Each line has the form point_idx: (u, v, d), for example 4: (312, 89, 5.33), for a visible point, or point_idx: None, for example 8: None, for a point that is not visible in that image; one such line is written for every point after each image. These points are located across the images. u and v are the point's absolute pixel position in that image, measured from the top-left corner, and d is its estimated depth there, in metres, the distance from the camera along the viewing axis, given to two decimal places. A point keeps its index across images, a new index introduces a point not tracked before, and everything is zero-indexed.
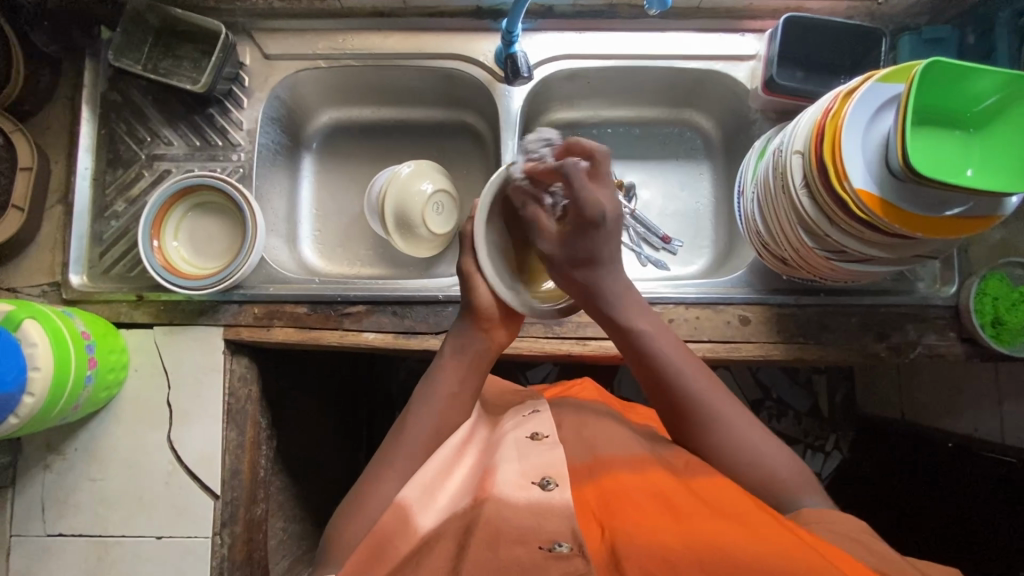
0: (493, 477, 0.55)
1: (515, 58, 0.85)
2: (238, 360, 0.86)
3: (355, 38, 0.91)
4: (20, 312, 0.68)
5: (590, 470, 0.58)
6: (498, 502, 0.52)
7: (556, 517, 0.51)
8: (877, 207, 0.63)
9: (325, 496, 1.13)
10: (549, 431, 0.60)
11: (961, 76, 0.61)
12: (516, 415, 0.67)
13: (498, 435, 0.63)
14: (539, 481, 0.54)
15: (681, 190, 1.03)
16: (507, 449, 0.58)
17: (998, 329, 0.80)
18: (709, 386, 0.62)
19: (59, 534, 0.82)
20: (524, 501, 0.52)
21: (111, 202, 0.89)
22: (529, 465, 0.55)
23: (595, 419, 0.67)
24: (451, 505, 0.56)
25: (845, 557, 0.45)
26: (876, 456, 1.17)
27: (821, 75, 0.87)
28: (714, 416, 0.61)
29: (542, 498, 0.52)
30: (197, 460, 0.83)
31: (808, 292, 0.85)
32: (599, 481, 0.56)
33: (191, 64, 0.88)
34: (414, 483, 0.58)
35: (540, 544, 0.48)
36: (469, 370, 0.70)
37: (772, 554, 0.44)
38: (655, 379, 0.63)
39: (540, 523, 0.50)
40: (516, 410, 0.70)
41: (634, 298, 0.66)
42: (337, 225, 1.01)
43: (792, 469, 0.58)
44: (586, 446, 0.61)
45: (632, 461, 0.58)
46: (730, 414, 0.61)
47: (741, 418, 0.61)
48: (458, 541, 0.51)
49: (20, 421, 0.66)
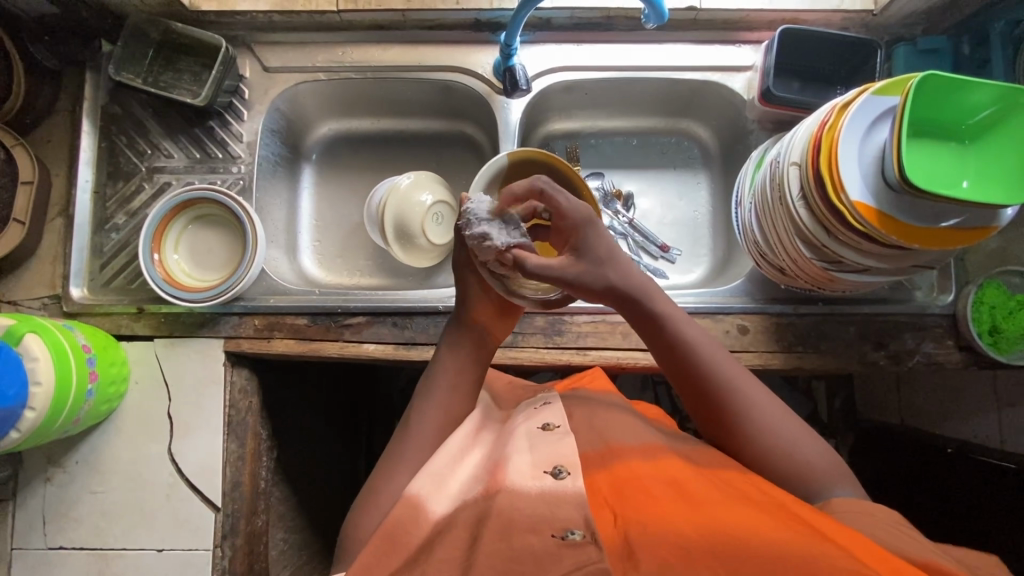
0: (505, 468, 0.55)
1: (513, 71, 0.85)
2: (238, 371, 0.86)
3: (354, 50, 0.91)
4: (22, 326, 0.68)
5: (602, 458, 0.58)
6: (512, 493, 0.52)
7: (569, 504, 0.50)
8: (873, 219, 0.64)
9: (326, 506, 1.13)
10: (560, 421, 0.60)
11: (956, 89, 0.62)
12: (527, 408, 0.67)
13: (512, 424, 0.64)
14: (551, 470, 0.53)
15: (679, 199, 1.03)
16: (518, 440, 0.58)
17: (995, 337, 0.80)
18: (739, 376, 0.62)
19: (60, 547, 0.82)
20: (537, 490, 0.51)
21: (112, 215, 0.90)
22: (541, 456, 0.55)
23: (605, 408, 0.67)
24: (462, 494, 0.55)
25: (862, 546, 0.44)
26: (875, 462, 1.17)
27: (817, 86, 0.88)
28: (748, 410, 0.60)
29: (555, 486, 0.51)
30: (198, 472, 0.83)
31: (807, 301, 0.85)
32: (611, 469, 0.57)
33: (191, 77, 0.88)
34: (423, 471, 0.57)
35: (552, 533, 0.48)
36: (465, 372, 0.70)
37: (791, 544, 0.44)
38: (690, 377, 0.62)
39: (554, 511, 0.49)
40: (527, 401, 0.70)
41: (661, 293, 0.64)
42: (337, 237, 1.01)
43: (796, 469, 0.58)
44: (599, 435, 0.62)
45: (642, 449, 0.58)
46: (768, 408, 0.60)
47: (772, 407, 0.60)
48: (470, 531, 0.50)
49: (22, 436, 0.66)
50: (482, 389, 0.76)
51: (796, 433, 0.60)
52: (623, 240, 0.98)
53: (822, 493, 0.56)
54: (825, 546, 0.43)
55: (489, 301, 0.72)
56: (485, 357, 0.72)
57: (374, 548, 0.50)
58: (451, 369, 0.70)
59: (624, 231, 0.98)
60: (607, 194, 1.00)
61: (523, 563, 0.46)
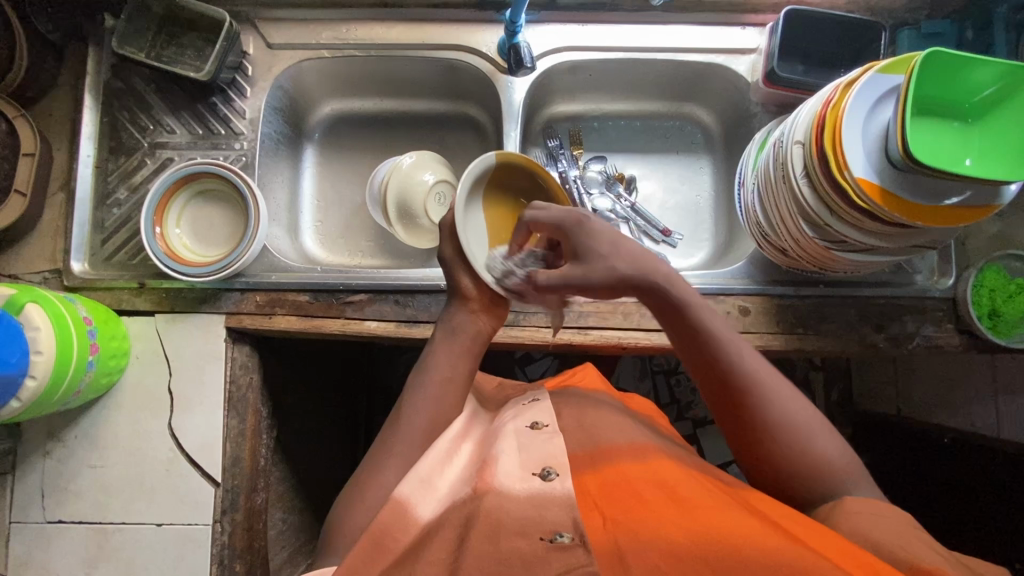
0: (493, 469, 0.55)
1: (518, 48, 0.85)
2: (240, 348, 0.86)
3: (359, 28, 0.91)
4: (23, 296, 0.68)
5: (591, 460, 0.58)
6: (501, 495, 0.52)
7: (557, 506, 0.50)
8: (877, 196, 0.64)
9: (324, 487, 1.13)
10: (548, 420, 0.60)
11: (960, 67, 0.62)
12: (517, 404, 0.68)
13: (500, 422, 0.64)
14: (540, 471, 0.54)
15: (681, 183, 1.03)
16: (507, 440, 0.58)
17: (994, 320, 0.81)
18: (760, 368, 0.58)
19: (59, 521, 0.82)
20: (525, 494, 0.52)
21: (113, 190, 0.89)
22: (531, 457, 0.56)
23: (594, 407, 0.68)
24: (451, 495, 0.55)
25: (852, 557, 0.44)
26: (872, 450, 1.18)
27: (824, 69, 0.87)
28: (768, 402, 0.58)
29: (544, 488, 0.52)
30: (198, 448, 0.83)
31: (808, 284, 0.85)
32: (599, 471, 0.57)
33: (195, 52, 0.88)
34: (413, 474, 0.56)
35: (541, 536, 0.48)
36: (464, 355, 0.69)
37: (782, 553, 0.44)
38: (706, 361, 0.59)
39: (541, 514, 0.50)
40: (516, 400, 0.70)
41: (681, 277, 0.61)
42: (339, 217, 1.01)
43: None
44: (587, 435, 0.62)
45: (631, 450, 0.59)
46: (787, 400, 0.58)
47: (788, 400, 0.58)
48: (462, 530, 0.50)
49: (22, 405, 0.66)
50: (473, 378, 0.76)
51: (810, 419, 0.58)
52: (625, 224, 0.99)
53: (816, 483, 0.57)
54: (812, 556, 0.43)
55: (479, 290, 0.71)
56: (479, 348, 0.70)
57: (370, 534, 0.49)
58: (448, 346, 0.69)
59: (627, 215, 0.99)
60: (610, 176, 1.01)
61: (513, 566, 0.46)
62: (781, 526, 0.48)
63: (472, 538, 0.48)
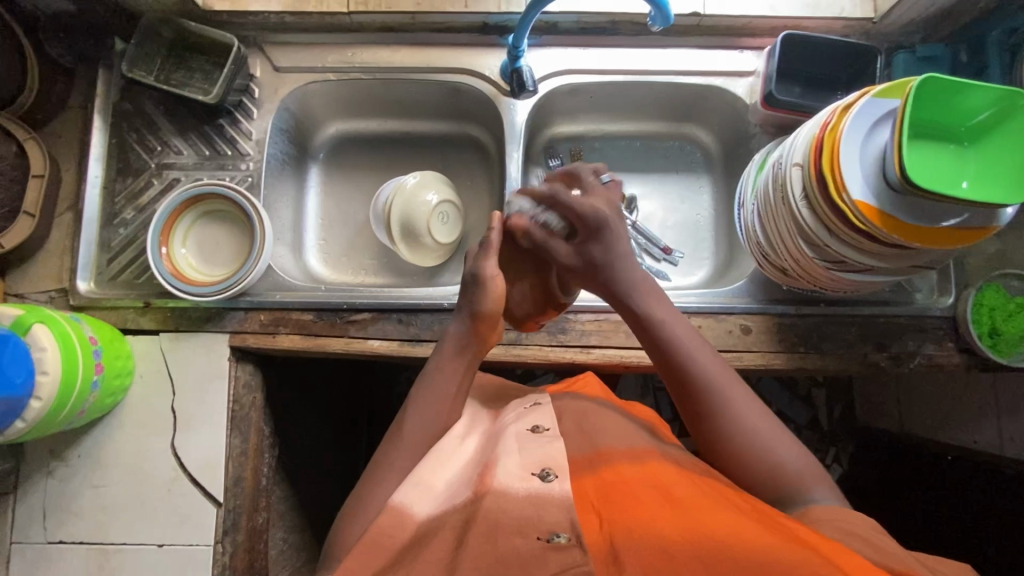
0: (494, 470, 0.54)
1: (521, 72, 0.88)
2: (243, 367, 0.86)
3: (363, 52, 0.93)
4: (30, 316, 0.68)
5: (590, 462, 0.58)
6: (499, 495, 0.51)
7: (555, 506, 0.50)
8: (875, 218, 0.64)
9: (325, 507, 1.12)
10: (549, 423, 0.61)
11: (954, 90, 0.63)
12: (518, 406, 0.68)
13: (500, 424, 0.65)
14: (539, 472, 0.53)
15: (682, 202, 1.04)
16: (507, 441, 0.58)
17: (995, 340, 0.81)
18: (732, 392, 0.61)
19: (60, 542, 0.82)
20: (524, 492, 0.51)
21: (120, 210, 0.90)
22: (530, 457, 0.55)
23: (593, 412, 0.68)
24: (450, 495, 0.55)
25: (847, 558, 0.44)
26: (878, 467, 1.18)
27: (818, 93, 0.89)
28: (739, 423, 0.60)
29: (542, 488, 0.52)
30: (201, 466, 0.83)
31: (809, 303, 0.86)
32: (598, 471, 0.57)
33: (202, 75, 0.90)
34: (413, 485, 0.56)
35: (539, 536, 0.48)
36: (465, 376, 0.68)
37: (778, 554, 0.44)
38: (676, 377, 0.63)
39: (539, 514, 0.50)
40: (517, 401, 0.72)
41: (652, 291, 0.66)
42: (342, 236, 1.02)
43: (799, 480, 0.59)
44: (587, 438, 0.62)
45: (631, 453, 0.59)
46: (761, 427, 0.60)
47: (751, 412, 0.60)
48: (457, 533, 0.50)
49: (27, 425, 0.67)
50: (475, 396, 0.77)
51: (775, 436, 0.60)
52: None
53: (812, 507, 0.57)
54: (805, 555, 0.43)
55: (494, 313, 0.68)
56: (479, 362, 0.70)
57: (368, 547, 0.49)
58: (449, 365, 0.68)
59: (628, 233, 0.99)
60: None
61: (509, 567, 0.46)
62: (775, 525, 0.48)
63: (470, 540, 0.48)
